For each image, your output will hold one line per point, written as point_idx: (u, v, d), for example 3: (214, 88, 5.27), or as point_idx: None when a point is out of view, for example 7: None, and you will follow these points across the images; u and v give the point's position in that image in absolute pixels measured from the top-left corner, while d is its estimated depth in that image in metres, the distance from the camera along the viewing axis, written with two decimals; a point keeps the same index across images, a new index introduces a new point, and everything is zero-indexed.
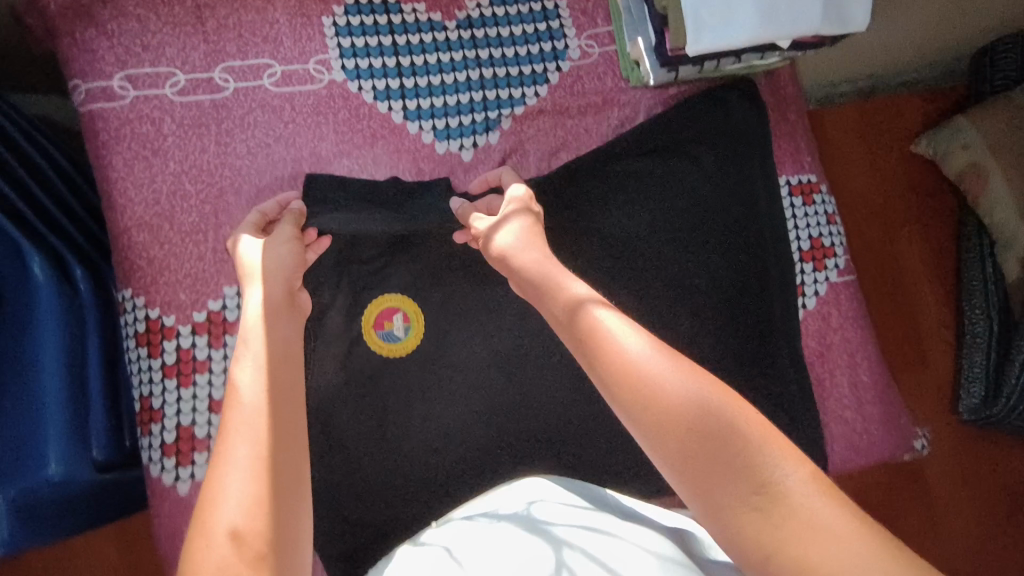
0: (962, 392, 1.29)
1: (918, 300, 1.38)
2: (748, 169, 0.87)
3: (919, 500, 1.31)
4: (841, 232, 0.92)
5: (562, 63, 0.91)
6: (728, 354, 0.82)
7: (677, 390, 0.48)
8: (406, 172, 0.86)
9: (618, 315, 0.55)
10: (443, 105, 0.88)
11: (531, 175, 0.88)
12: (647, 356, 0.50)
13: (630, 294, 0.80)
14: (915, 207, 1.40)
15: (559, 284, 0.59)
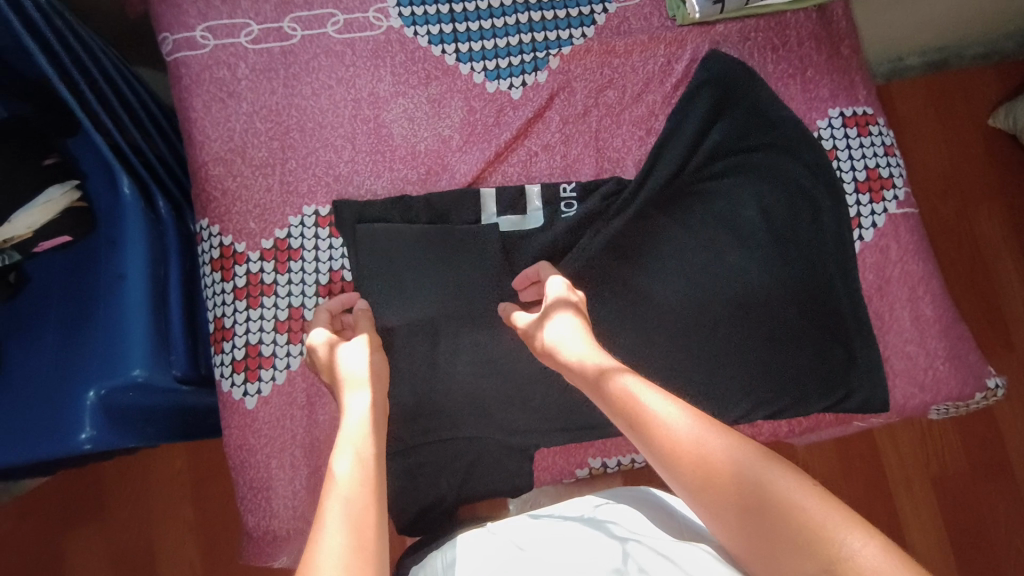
0: None
1: (1002, 282, 1.29)
2: (773, 129, 0.88)
3: (1008, 491, 1.22)
4: (900, 164, 0.89)
5: (609, 5, 0.93)
6: (776, 288, 0.84)
7: (717, 454, 0.50)
8: (458, 111, 0.90)
9: (660, 394, 0.58)
10: (493, 47, 0.91)
11: (578, 112, 0.90)
12: (683, 423, 0.54)
13: (673, 241, 0.85)
14: (996, 182, 1.32)
15: (601, 357, 0.65)
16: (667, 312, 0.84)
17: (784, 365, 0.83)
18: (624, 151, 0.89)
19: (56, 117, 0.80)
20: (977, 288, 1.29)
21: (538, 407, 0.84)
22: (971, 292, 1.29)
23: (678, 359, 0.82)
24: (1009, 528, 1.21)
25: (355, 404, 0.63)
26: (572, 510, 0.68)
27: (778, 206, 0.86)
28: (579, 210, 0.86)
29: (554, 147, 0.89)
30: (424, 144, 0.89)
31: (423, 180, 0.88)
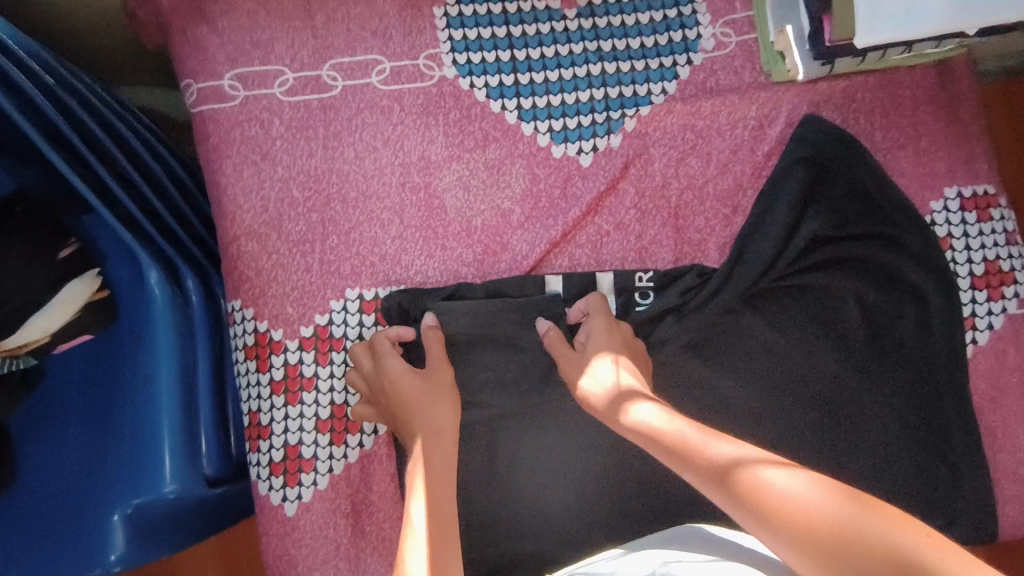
0: None
1: None
2: (878, 208, 0.77)
3: None
4: (1022, 254, 0.79)
5: (694, 56, 0.81)
6: (876, 397, 0.75)
7: (846, 521, 0.44)
8: (520, 179, 0.79)
9: (766, 460, 0.52)
10: (561, 103, 0.80)
11: (656, 184, 0.79)
12: (803, 489, 0.48)
13: (766, 333, 0.76)
14: None
15: (693, 431, 0.57)
16: (751, 419, 0.74)
17: (884, 488, 0.73)
18: (706, 231, 0.79)
19: (59, 193, 0.70)
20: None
21: (602, 521, 0.75)
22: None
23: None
24: None
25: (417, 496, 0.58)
26: (639, 569, 0.60)
27: (881, 301, 0.77)
28: (655, 304, 0.76)
29: (628, 225, 0.79)
30: (480, 218, 0.79)
31: (479, 260, 0.79)
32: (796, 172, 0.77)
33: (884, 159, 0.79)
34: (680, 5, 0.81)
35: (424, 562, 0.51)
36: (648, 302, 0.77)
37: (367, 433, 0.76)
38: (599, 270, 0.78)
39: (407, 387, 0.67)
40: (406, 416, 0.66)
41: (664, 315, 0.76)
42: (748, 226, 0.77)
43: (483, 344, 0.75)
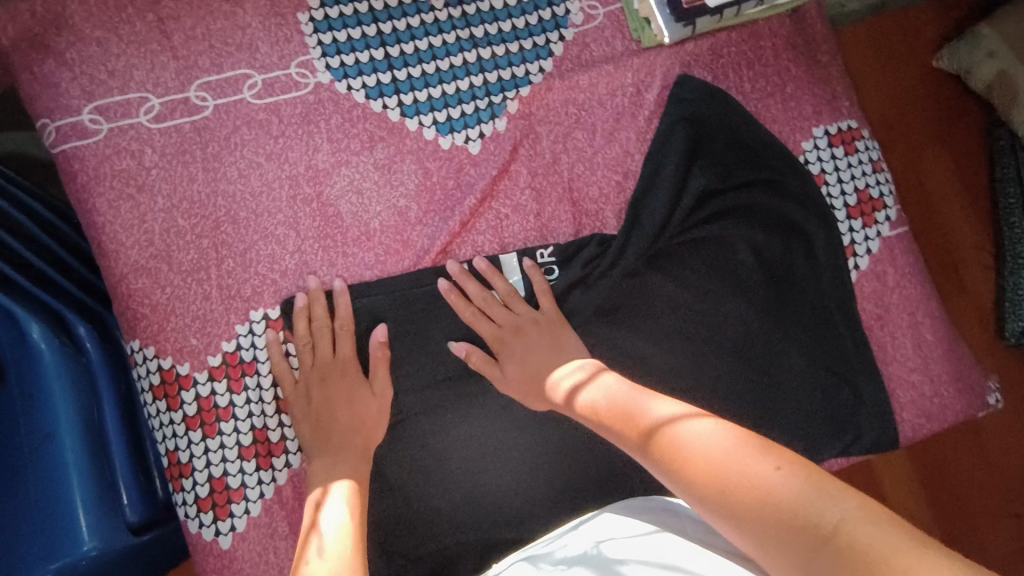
0: (1009, 316, 1.12)
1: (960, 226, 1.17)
2: (755, 155, 0.81)
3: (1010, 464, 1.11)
4: (888, 180, 0.84)
5: (565, 31, 0.82)
6: (778, 332, 0.79)
7: (728, 468, 0.52)
8: (413, 175, 0.79)
9: (681, 413, 0.60)
10: (441, 94, 0.80)
11: (546, 162, 0.80)
12: (700, 442, 0.55)
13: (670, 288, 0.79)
14: (954, 124, 1.18)
15: (613, 390, 0.66)
16: (666, 374, 0.77)
17: (794, 415, 0.78)
18: (602, 200, 0.81)
19: None
20: (945, 246, 1.16)
21: (541, 496, 0.76)
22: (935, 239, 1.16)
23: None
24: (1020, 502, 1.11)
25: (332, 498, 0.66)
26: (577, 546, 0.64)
27: (772, 243, 0.81)
28: (560, 279, 0.78)
29: (526, 206, 0.80)
30: (378, 220, 0.78)
31: (381, 261, 0.78)
32: (676, 131, 0.80)
33: (756, 109, 0.83)
34: None
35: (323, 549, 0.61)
36: (555, 277, 0.78)
37: (293, 452, 0.75)
38: (503, 253, 0.78)
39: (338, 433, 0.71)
40: (325, 441, 0.71)
41: (571, 289, 0.78)
42: (637, 191, 0.80)
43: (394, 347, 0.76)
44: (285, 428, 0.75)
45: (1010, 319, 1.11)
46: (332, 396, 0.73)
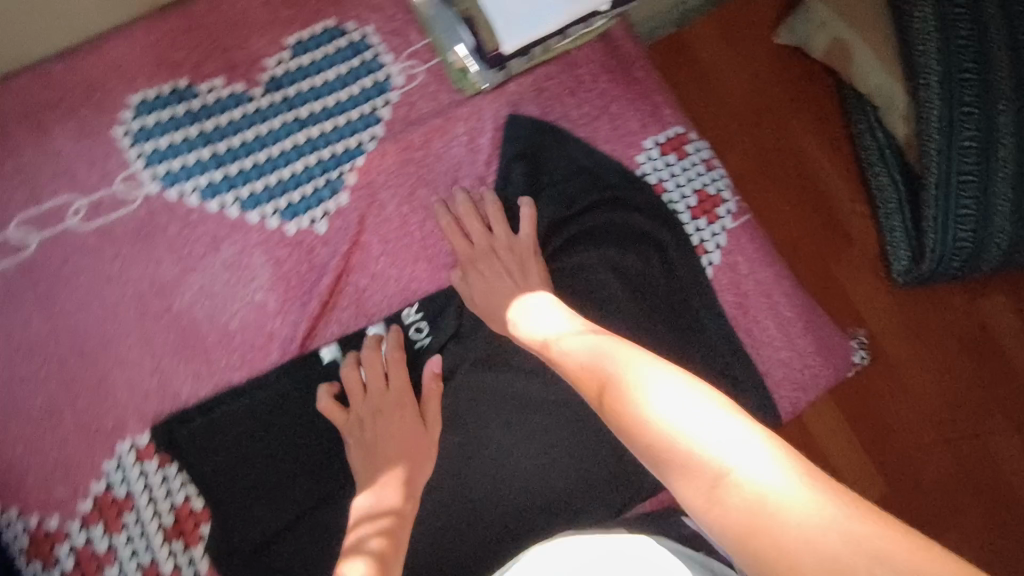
0: (891, 256, 1.14)
1: (828, 183, 1.22)
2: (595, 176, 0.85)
3: (937, 407, 1.14)
4: (724, 175, 0.89)
5: (390, 95, 0.83)
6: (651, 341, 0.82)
7: (674, 417, 0.50)
8: (263, 266, 0.78)
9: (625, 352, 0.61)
10: (278, 180, 0.79)
11: (396, 227, 0.81)
12: (654, 393, 0.53)
13: None
14: (774, 92, 1.24)
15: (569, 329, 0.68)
16: (555, 406, 0.81)
17: None
18: (458, 252, 0.83)
19: None
20: (828, 206, 1.21)
21: (461, 555, 0.77)
22: (790, 216, 1.21)
23: (581, 454, 0.80)
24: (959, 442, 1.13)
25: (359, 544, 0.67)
26: None
27: (626, 259, 0.84)
28: (432, 338, 0.80)
29: (384, 273, 0.81)
30: (236, 319, 0.76)
31: (248, 360, 0.76)
32: (516, 171, 0.83)
33: (588, 134, 0.87)
34: (361, 52, 0.83)
35: None
36: (424, 335, 0.81)
37: None
38: (368, 324, 0.79)
39: (408, 441, 0.74)
40: (370, 470, 0.73)
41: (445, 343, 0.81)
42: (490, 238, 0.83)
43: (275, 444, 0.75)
44: (176, 557, 0.72)
45: (892, 259, 1.13)
46: (387, 430, 0.74)
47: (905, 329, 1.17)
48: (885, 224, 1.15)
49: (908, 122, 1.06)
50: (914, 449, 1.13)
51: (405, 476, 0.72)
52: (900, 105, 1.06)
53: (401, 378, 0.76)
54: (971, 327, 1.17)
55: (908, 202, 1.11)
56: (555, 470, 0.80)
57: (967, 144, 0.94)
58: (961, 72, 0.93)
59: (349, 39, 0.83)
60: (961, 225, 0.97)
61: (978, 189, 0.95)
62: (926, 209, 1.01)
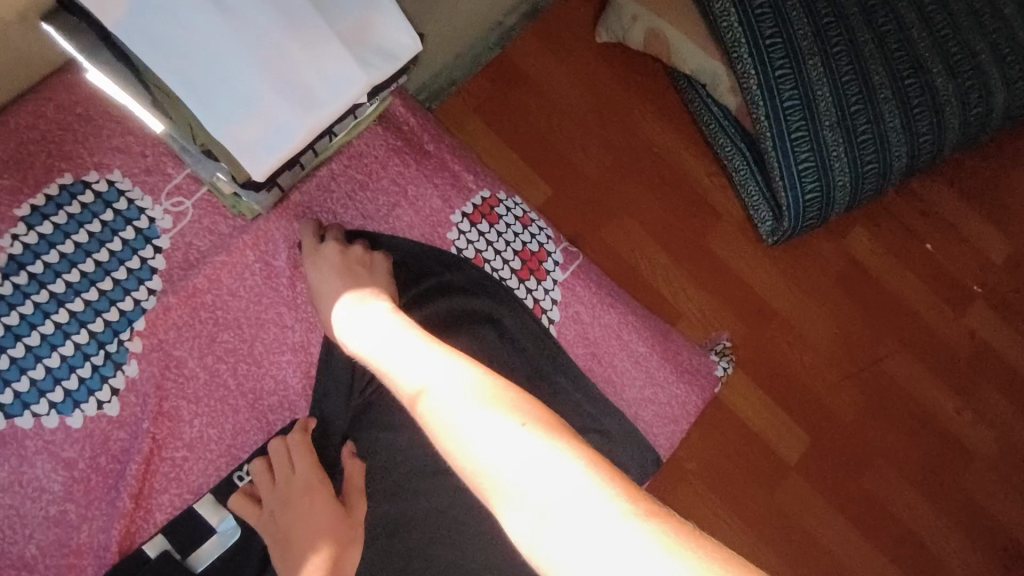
0: (756, 220, 1.33)
1: (678, 164, 1.38)
2: (415, 267, 0.80)
3: (811, 340, 1.37)
4: (543, 227, 0.87)
5: (159, 241, 0.75)
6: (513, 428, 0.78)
7: (524, 480, 0.47)
8: (52, 474, 0.68)
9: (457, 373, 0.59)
10: (46, 371, 0.69)
11: (203, 382, 0.73)
12: (489, 437, 0.51)
13: (390, 444, 0.76)
14: (610, 93, 1.39)
15: (395, 346, 0.63)
16: (429, 523, 0.75)
17: None
18: (282, 388, 0.76)
19: None
20: (684, 182, 1.38)
21: None
22: (654, 205, 1.37)
23: (474, 566, 0.75)
24: (833, 368, 1.37)
25: None
26: None
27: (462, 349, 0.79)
28: None
29: (202, 436, 0.73)
30: (34, 543, 0.67)
31: None
32: None
33: (392, 225, 0.82)
34: (113, 203, 0.75)
35: None
36: None
37: None
38: (196, 500, 0.71)
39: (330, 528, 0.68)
40: (291, 560, 0.66)
41: None
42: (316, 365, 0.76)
43: None
44: None
45: (759, 222, 1.32)
46: (301, 516, 0.68)
47: (777, 278, 1.38)
48: (742, 191, 1.33)
49: (736, 94, 1.22)
50: (819, 391, 1.35)
51: (331, 565, 0.66)
52: (722, 79, 1.22)
53: (312, 470, 0.70)
54: (833, 263, 1.40)
55: (754, 161, 1.28)
56: None
57: (790, 102, 1.15)
58: (766, 43, 1.13)
59: (94, 192, 0.74)
60: (806, 178, 1.20)
61: (810, 141, 1.17)
62: (772, 165, 1.20)
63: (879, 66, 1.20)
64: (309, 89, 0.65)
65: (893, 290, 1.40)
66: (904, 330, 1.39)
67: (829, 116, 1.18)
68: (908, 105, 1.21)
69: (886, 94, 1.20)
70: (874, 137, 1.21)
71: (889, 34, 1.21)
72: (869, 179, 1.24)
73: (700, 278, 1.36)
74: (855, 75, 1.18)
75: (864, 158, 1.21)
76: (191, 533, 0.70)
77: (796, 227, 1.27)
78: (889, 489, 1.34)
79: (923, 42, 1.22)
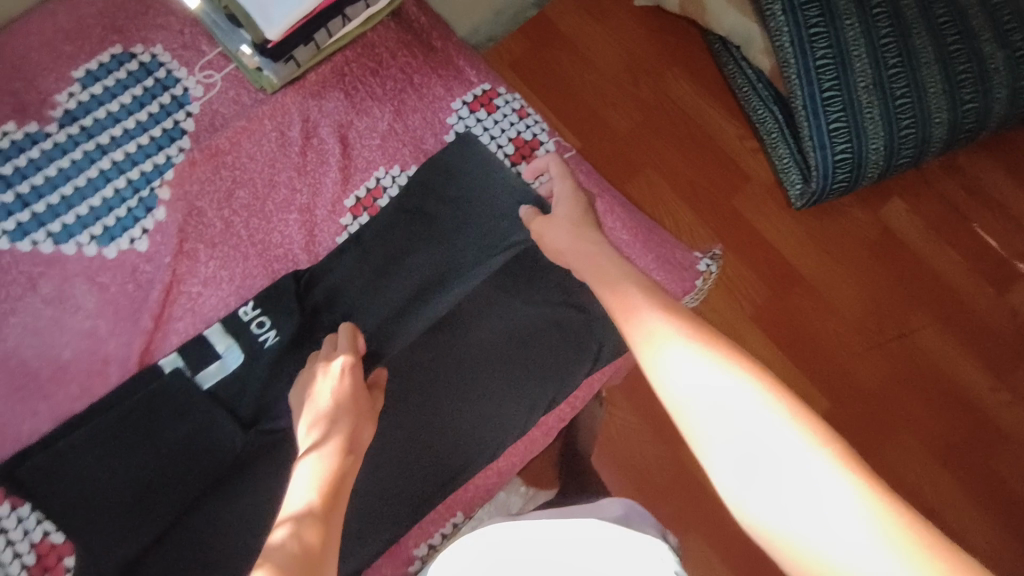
0: (787, 182, 1.31)
1: (705, 122, 1.39)
2: (449, 167, 0.86)
3: (846, 308, 1.31)
4: (538, 119, 0.92)
5: (190, 107, 0.85)
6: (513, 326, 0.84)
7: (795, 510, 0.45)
8: (88, 294, 0.79)
9: (723, 367, 0.52)
10: (89, 210, 0.81)
11: (219, 230, 0.83)
12: (758, 450, 0.48)
13: (398, 322, 0.81)
14: (643, 49, 1.41)
15: (647, 327, 0.57)
16: (423, 394, 0.82)
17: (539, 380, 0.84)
18: (287, 242, 0.84)
19: None
20: (707, 139, 1.38)
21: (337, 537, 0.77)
22: (682, 162, 1.37)
23: (459, 430, 0.82)
24: (861, 340, 1.30)
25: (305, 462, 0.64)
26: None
27: (460, 250, 0.84)
28: (273, 329, 0.80)
29: (216, 276, 0.82)
30: (69, 350, 0.78)
31: (87, 387, 0.77)
32: (330, 157, 0.86)
33: (397, 107, 0.89)
34: (153, 72, 0.85)
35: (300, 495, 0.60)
36: (265, 328, 0.80)
37: None
38: (205, 328, 0.80)
39: (355, 400, 0.70)
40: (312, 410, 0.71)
41: (291, 342, 0.80)
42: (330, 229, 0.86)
43: (129, 462, 0.75)
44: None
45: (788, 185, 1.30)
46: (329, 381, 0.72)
47: (803, 237, 1.34)
48: (773, 156, 1.32)
49: (769, 55, 1.23)
50: (841, 356, 1.29)
51: (350, 431, 0.68)
52: (755, 38, 1.24)
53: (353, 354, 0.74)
54: (871, 231, 1.35)
55: (786, 126, 1.28)
56: (427, 446, 0.81)
57: (823, 61, 1.15)
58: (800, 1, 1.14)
59: (138, 62, 0.85)
60: (837, 139, 1.18)
61: (843, 102, 1.16)
62: (802, 125, 1.20)
63: (920, 30, 1.18)
64: None
65: (934, 262, 1.33)
66: (945, 302, 1.31)
67: (863, 78, 1.16)
68: (953, 71, 1.18)
69: (928, 59, 1.17)
70: (913, 101, 1.17)
71: (935, 1, 1.19)
72: (907, 146, 1.20)
73: (723, 235, 1.34)
74: (895, 38, 1.17)
75: (901, 123, 1.18)
76: (197, 356, 0.78)
77: (826, 187, 1.23)
78: (914, 459, 1.25)
79: (972, 12, 1.19)
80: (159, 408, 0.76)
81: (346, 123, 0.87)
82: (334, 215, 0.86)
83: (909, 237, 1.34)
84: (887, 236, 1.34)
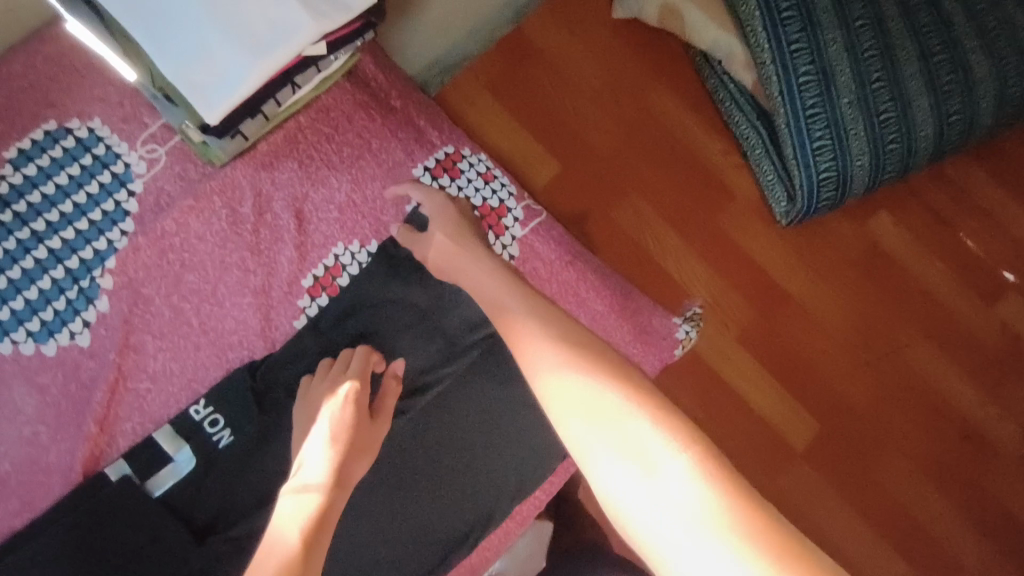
0: (771, 200, 1.23)
1: (690, 138, 1.28)
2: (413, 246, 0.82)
3: (838, 331, 1.23)
4: (505, 182, 0.87)
5: (132, 186, 0.79)
6: (485, 411, 0.80)
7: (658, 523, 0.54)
8: (26, 397, 0.73)
9: (610, 403, 0.59)
10: (25, 304, 0.75)
11: (168, 319, 0.78)
12: (633, 474, 0.56)
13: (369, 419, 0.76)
14: (622, 60, 1.29)
15: (551, 359, 0.63)
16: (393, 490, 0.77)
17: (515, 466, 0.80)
18: (241, 329, 0.79)
19: None
20: (693, 159, 1.26)
21: None
22: (670, 186, 1.25)
23: (432, 524, 0.77)
24: (854, 369, 1.22)
25: (288, 504, 0.66)
26: None
27: (424, 335, 0.81)
28: (223, 428, 0.76)
29: (166, 370, 0.77)
30: (7, 460, 0.72)
31: (29, 500, 0.72)
32: (285, 235, 0.81)
33: (355, 175, 0.83)
34: (91, 149, 0.79)
35: (281, 536, 0.62)
36: (219, 426, 0.76)
37: None
38: (156, 428, 0.76)
39: (355, 431, 0.71)
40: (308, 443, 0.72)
41: (247, 440, 0.76)
42: (287, 312, 0.81)
43: None
44: None
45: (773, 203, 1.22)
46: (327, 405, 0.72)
47: (791, 259, 1.25)
48: (759, 172, 1.23)
49: (751, 71, 1.15)
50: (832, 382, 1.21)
51: (341, 464, 0.69)
52: (739, 54, 1.16)
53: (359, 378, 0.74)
54: (861, 248, 1.26)
55: (772, 142, 1.19)
56: (399, 544, 0.76)
57: (805, 77, 1.08)
58: (782, 16, 1.07)
59: (75, 138, 0.79)
60: (820, 156, 1.11)
61: (826, 119, 1.10)
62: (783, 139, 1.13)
63: (904, 41, 1.12)
64: (253, 39, 0.67)
65: (928, 280, 1.26)
66: (938, 322, 1.24)
67: (847, 93, 1.10)
68: (937, 82, 1.12)
69: (912, 71, 1.12)
70: (898, 115, 1.12)
71: (918, 9, 1.13)
72: (892, 160, 1.14)
73: (711, 258, 1.23)
74: (879, 51, 1.11)
75: (886, 138, 1.12)
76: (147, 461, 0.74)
77: (812, 207, 1.16)
78: (906, 485, 1.18)
79: (956, 21, 1.13)
80: (109, 522, 0.71)
81: (300, 196, 0.82)
82: (291, 296, 0.81)
83: (900, 251, 1.26)
84: (877, 252, 1.26)
